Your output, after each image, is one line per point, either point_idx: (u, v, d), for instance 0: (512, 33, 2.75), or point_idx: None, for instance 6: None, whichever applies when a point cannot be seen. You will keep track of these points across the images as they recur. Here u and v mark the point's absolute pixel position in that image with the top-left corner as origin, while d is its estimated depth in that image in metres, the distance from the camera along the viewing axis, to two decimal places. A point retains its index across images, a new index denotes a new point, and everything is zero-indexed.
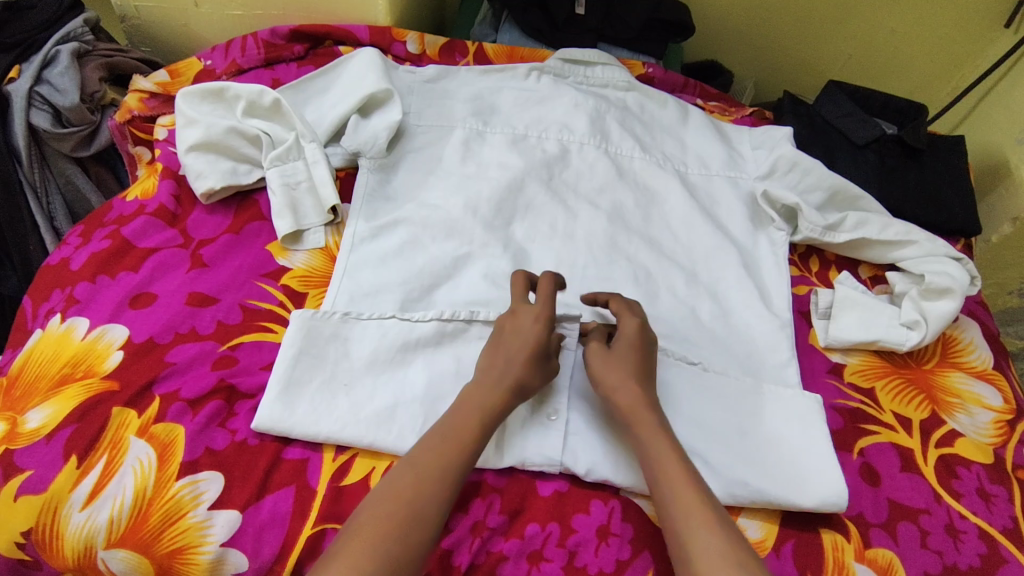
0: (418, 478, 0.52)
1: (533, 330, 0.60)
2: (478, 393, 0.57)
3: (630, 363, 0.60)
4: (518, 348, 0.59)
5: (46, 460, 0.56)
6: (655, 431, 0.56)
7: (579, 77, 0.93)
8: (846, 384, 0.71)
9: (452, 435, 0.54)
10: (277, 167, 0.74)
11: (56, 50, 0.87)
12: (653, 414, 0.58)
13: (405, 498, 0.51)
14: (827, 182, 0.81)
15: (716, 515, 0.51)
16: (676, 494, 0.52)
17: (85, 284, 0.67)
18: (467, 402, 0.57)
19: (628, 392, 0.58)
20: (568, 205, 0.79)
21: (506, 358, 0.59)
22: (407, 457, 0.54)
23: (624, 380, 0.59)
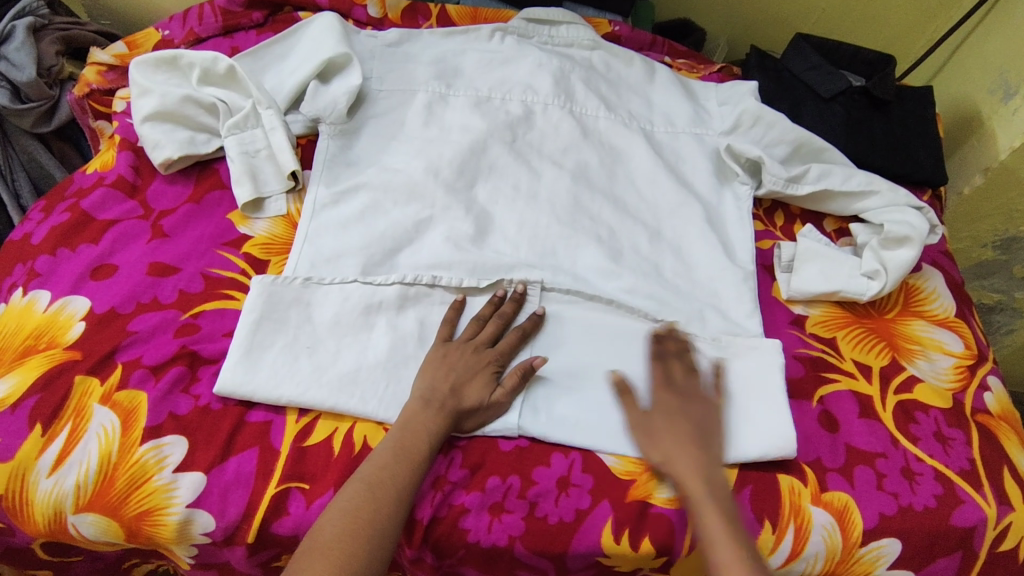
0: (374, 497, 0.53)
1: (469, 364, 0.61)
2: (422, 414, 0.58)
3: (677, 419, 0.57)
4: (458, 377, 0.60)
5: (11, 429, 0.57)
6: (710, 510, 0.51)
7: (544, 37, 0.92)
8: (808, 334, 0.72)
9: (403, 454, 0.56)
10: (235, 136, 0.73)
11: (11, 25, 0.84)
12: (704, 479, 0.53)
13: (364, 519, 0.52)
14: (791, 135, 0.80)
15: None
16: None
17: (45, 257, 0.67)
18: (414, 423, 0.57)
19: (672, 450, 0.55)
20: (532, 165, 0.79)
21: (443, 387, 0.60)
22: (359, 476, 0.55)
23: (674, 451, 0.55)
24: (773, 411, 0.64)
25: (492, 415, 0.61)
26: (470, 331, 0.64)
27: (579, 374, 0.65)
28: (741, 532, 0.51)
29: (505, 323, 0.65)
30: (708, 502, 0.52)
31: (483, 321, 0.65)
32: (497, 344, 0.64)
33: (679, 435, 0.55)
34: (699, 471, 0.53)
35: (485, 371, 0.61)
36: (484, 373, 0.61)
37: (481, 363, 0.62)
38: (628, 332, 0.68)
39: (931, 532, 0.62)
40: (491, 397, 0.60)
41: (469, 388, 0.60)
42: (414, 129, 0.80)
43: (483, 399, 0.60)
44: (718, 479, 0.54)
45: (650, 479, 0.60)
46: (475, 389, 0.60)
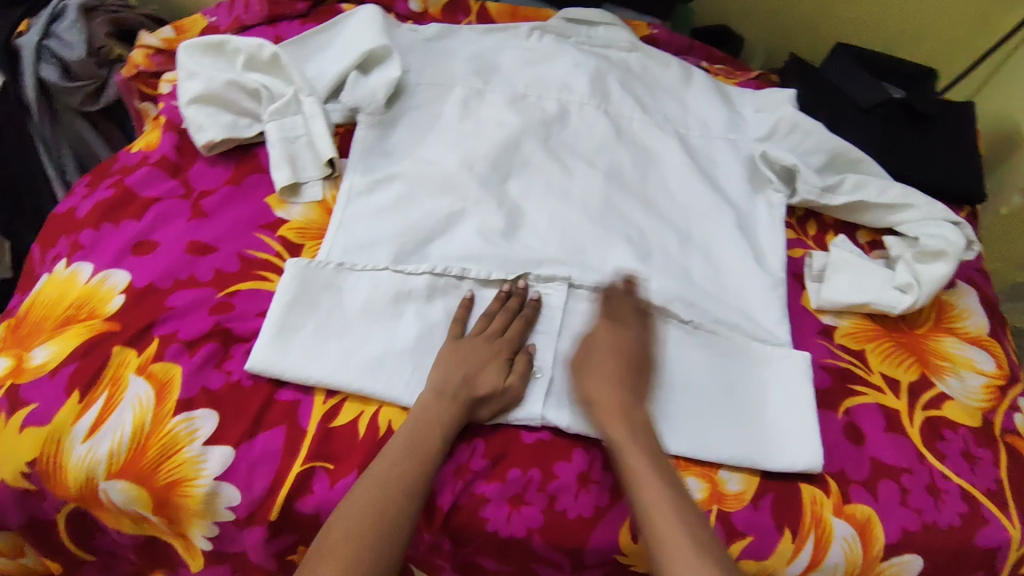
0: (388, 494, 0.54)
1: (480, 354, 0.62)
2: (435, 405, 0.59)
3: (614, 365, 0.61)
4: (470, 366, 0.61)
5: (50, 394, 0.59)
6: (630, 442, 0.57)
7: (582, 38, 0.93)
8: (837, 345, 0.71)
9: (415, 449, 0.56)
10: (276, 121, 0.75)
11: (63, 3, 0.87)
12: (624, 418, 0.59)
13: (377, 517, 0.53)
14: (828, 145, 0.80)
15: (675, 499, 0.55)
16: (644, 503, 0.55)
17: (89, 231, 0.69)
18: (426, 416, 0.58)
19: (599, 392, 0.60)
20: (565, 163, 0.80)
21: (456, 376, 0.60)
22: (372, 472, 0.55)
23: (597, 391, 0.60)
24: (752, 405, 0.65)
25: (506, 403, 0.61)
26: (480, 325, 0.65)
27: None
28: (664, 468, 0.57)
29: (513, 315, 0.66)
30: (629, 435, 0.58)
31: (493, 315, 0.66)
32: (506, 334, 0.64)
33: (608, 381, 0.60)
34: (615, 408, 0.59)
35: (496, 360, 0.62)
36: (500, 361, 0.62)
37: (493, 352, 0.63)
38: (655, 333, 0.68)
39: (953, 550, 0.61)
40: (503, 385, 0.61)
41: (480, 376, 0.61)
42: (450, 122, 0.81)
43: (496, 387, 0.60)
44: (643, 423, 0.59)
45: None
46: (487, 378, 0.61)
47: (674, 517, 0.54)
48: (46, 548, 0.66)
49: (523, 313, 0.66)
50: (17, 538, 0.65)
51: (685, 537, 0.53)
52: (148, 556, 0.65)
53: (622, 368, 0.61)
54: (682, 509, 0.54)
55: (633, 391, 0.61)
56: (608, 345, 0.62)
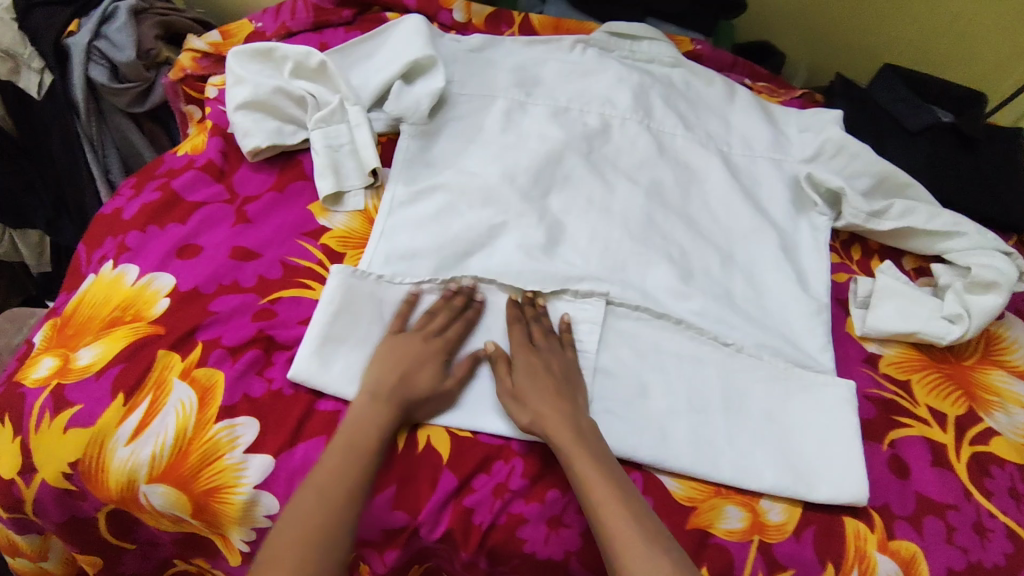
0: (330, 503, 0.53)
1: (415, 354, 0.61)
2: (377, 407, 0.58)
3: (546, 385, 0.60)
4: (407, 366, 0.60)
5: (95, 396, 0.59)
6: (581, 453, 0.56)
7: (625, 52, 0.92)
8: (881, 375, 0.70)
9: (353, 454, 0.55)
10: (322, 129, 0.75)
11: (115, 5, 0.88)
12: (574, 431, 0.57)
13: (315, 527, 0.52)
14: (874, 169, 0.78)
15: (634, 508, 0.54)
16: (604, 515, 0.53)
17: (136, 232, 0.70)
18: (365, 421, 0.57)
19: (547, 408, 0.58)
20: (607, 179, 0.79)
21: (390, 379, 0.59)
22: (311, 482, 0.54)
23: (542, 407, 0.59)
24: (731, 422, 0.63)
25: (443, 403, 0.61)
26: (419, 323, 0.64)
27: (643, 394, 0.64)
28: (619, 478, 0.56)
29: (455, 316, 0.65)
30: (579, 452, 0.56)
31: (434, 313, 0.65)
32: (446, 334, 0.64)
33: (554, 401, 0.59)
34: (567, 421, 0.58)
35: (437, 359, 0.62)
36: (513, 385, 0.61)
37: (429, 353, 0.62)
38: (696, 356, 0.67)
39: None
40: (436, 386, 0.60)
41: (416, 376, 0.60)
42: (492, 134, 0.81)
43: (434, 386, 0.60)
44: (590, 435, 0.58)
45: (711, 509, 0.59)
46: (421, 379, 0.60)
47: (634, 525, 0.53)
48: (81, 542, 0.66)
49: (562, 344, 0.65)
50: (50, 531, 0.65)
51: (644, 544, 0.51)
52: (187, 550, 0.65)
53: (560, 387, 0.60)
54: (638, 514, 0.53)
55: (574, 405, 0.60)
56: (539, 368, 0.61)
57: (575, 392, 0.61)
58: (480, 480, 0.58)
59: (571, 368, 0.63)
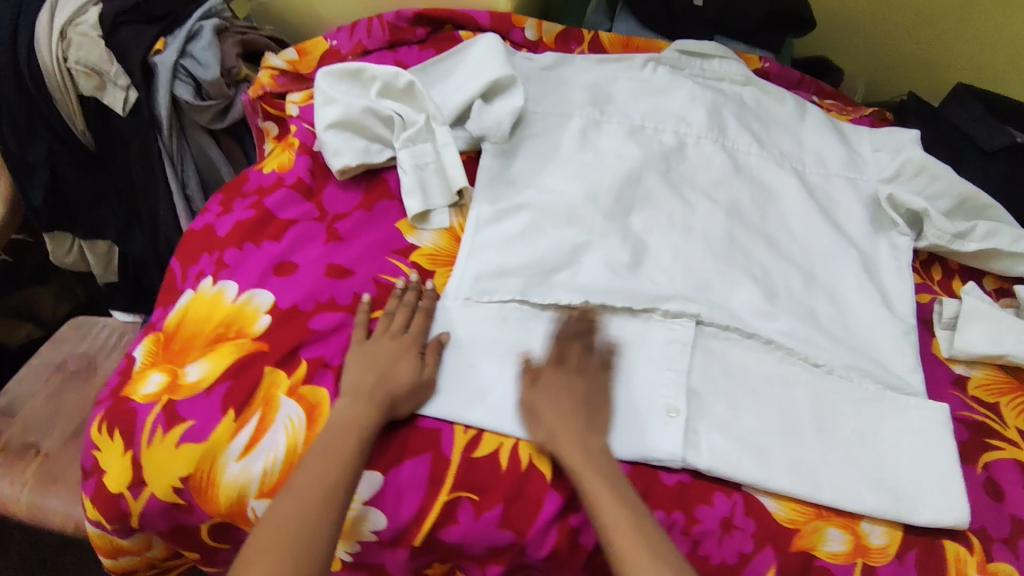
0: (304, 507, 0.54)
1: (390, 353, 0.62)
2: (355, 406, 0.59)
3: (563, 403, 0.61)
4: (383, 366, 0.61)
5: (206, 411, 0.61)
6: (587, 470, 0.57)
7: (696, 70, 0.93)
8: (970, 397, 0.70)
9: (325, 455, 0.56)
10: (408, 148, 0.76)
11: (199, 24, 0.90)
12: (583, 450, 0.58)
13: (296, 529, 0.54)
14: (956, 190, 0.79)
15: (641, 525, 0.55)
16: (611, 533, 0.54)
17: (233, 250, 0.71)
18: (345, 422, 0.58)
19: (559, 427, 0.59)
20: (686, 198, 0.79)
21: (370, 380, 0.61)
22: (290, 486, 0.56)
23: (554, 425, 0.60)
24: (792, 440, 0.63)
25: (421, 397, 0.62)
26: (383, 324, 0.65)
27: (738, 415, 0.64)
28: (627, 495, 0.57)
29: (412, 313, 0.66)
30: (593, 469, 0.57)
31: (393, 313, 0.66)
32: (411, 330, 0.65)
33: (568, 418, 0.60)
34: (574, 440, 0.58)
35: (411, 355, 0.63)
36: (536, 404, 0.61)
37: (403, 349, 0.63)
38: (787, 378, 0.67)
39: None
40: (418, 378, 0.61)
41: (395, 373, 0.61)
42: (571, 151, 0.82)
43: (415, 380, 0.61)
44: (601, 453, 0.59)
45: (813, 532, 0.60)
46: (402, 374, 0.61)
47: (639, 543, 0.54)
48: (179, 541, 0.67)
49: (602, 366, 0.65)
50: (151, 534, 0.67)
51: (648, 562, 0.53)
52: None
53: (576, 406, 0.61)
54: (649, 534, 0.54)
55: (586, 424, 0.60)
56: (559, 387, 0.62)
57: (597, 411, 0.62)
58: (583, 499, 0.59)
59: (596, 389, 0.63)
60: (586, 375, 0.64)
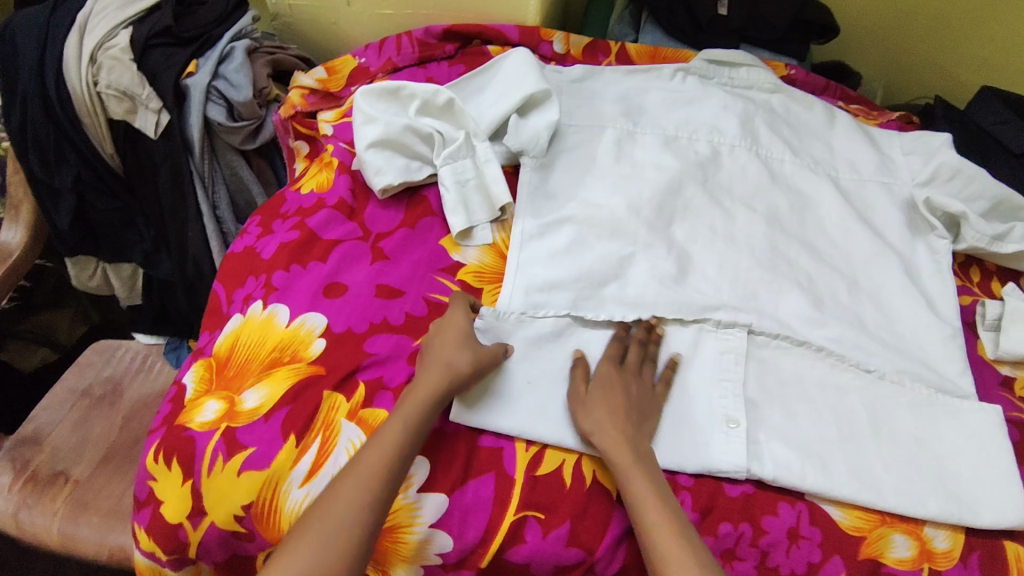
0: (358, 493, 0.54)
1: (452, 332, 0.62)
2: (420, 382, 0.59)
3: (615, 402, 0.61)
4: (445, 345, 0.61)
5: (266, 438, 0.60)
6: (635, 471, 0.57)
7: (724, 79, 0.93)
8: (1019, 398, 0.70)
9: (386, 441, 0.56)
10: (449, 165, 0.76)
11: (230, 46, 0.90)
12: (632, 451, 0.58)
13: (335, 518, 0.53)
14: (991, 192, 0.80)
15: (683, 531, 0.54)
16: (653, 535, 0.54)
17: (280, 272, 0.71)
18: (411, 406, 0.58)
19: (606, 427, 0.59)
20: (726, 207, 0.80)
21: (433, 360, 0.61)
22: (350, 469, 0.55)
23: (603, 423, 0.59)
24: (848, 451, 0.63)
25: (479, 365, 0.61)
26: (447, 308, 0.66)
27: (795, 423, 0.64)
28: (669, 500, 0.56)
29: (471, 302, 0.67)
30: (631, 465, 0.57)
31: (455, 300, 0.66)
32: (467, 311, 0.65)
33: (622, 418, 0.60)
34: (624, 441, 0.58)
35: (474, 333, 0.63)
36: (576, 405, 0.61)
37: (463, 328, 0.63)
38: (840, 384, 0.67)
39: None
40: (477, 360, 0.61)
41: (455, 354, 0.61)
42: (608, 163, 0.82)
43: (473, 361, 0.61)
44: (647, 455, 0.58)
45: (879, 538, 0.60)
46: (461, 354, 0.61)
47: (680, 546, 0.53)
48: None
49: (628, 363, 0.65)
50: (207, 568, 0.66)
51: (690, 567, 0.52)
52: None
53: (632, 409, 0.61)
54: (692, 542, 0.54)
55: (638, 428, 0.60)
56: (614, 386, 0.62)
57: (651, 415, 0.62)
58: None
59: (648, 396, 0.63)
60: (639, 378, 0.64)
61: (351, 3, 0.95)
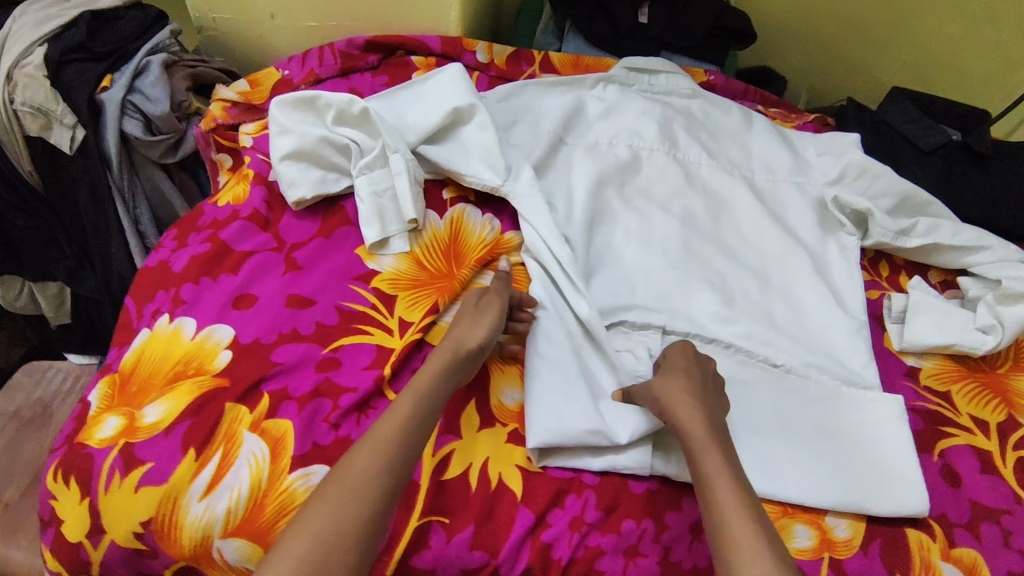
0: (374, 459, 0.52)
1: (471, 312, 0.64)
2: (433, 358, 0.60)
3: (691, 376, 0.60)
4: (465, 323, 0.63)
5: (166, 453, 0.59)
6: (705, 443, 0.55)
7: (644, 86, 0.95)
8: (923, 387, 0.72)
9: (397, 413, 0.55)
10: (366, 175, 0.76)
11: (146, 60, 0.90)
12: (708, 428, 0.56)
13: (353, 481, 0.51)
14: (897, 188, 0.82)
15: (755, 511, 0.50)
16: (719, 512, 0.50)
17: (189, 285, 0.70)
18: (421, 379, 0.58)
19: (676, 397, 0.58)
20: (642, 211, 0.81)
21: (457, 338, 0.62)
22: (366, 438, 0.54)
23: (676, 393, 0.58)
24: (752, 445, 0.64)
25: (492, 342, 0.63)
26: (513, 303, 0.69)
27: None
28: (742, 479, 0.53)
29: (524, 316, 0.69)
30: (703, 428, 0.56)
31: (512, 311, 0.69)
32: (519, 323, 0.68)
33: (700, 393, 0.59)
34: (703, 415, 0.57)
35: (491, 311, 0.64)
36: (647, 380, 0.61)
37: (487, 308, 0.64)
38: (748, 382, 0.69)
39: None
40: (488, 342, 0.63)
41: (472, 333, 0.62)
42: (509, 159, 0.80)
43: (484, 341, 0.62)
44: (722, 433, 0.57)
45: (782, 529, 0.61)
46: (478, 333, 0.62)
47: (752, 526, 0.49)
48: None
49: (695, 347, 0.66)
50: None
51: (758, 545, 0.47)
52: None
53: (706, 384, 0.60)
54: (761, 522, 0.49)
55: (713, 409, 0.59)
56: (693, 364, 0.62)
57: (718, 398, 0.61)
58: (555, 514, 0.59)
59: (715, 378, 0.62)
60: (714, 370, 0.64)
61: (275, 16, 0.95)
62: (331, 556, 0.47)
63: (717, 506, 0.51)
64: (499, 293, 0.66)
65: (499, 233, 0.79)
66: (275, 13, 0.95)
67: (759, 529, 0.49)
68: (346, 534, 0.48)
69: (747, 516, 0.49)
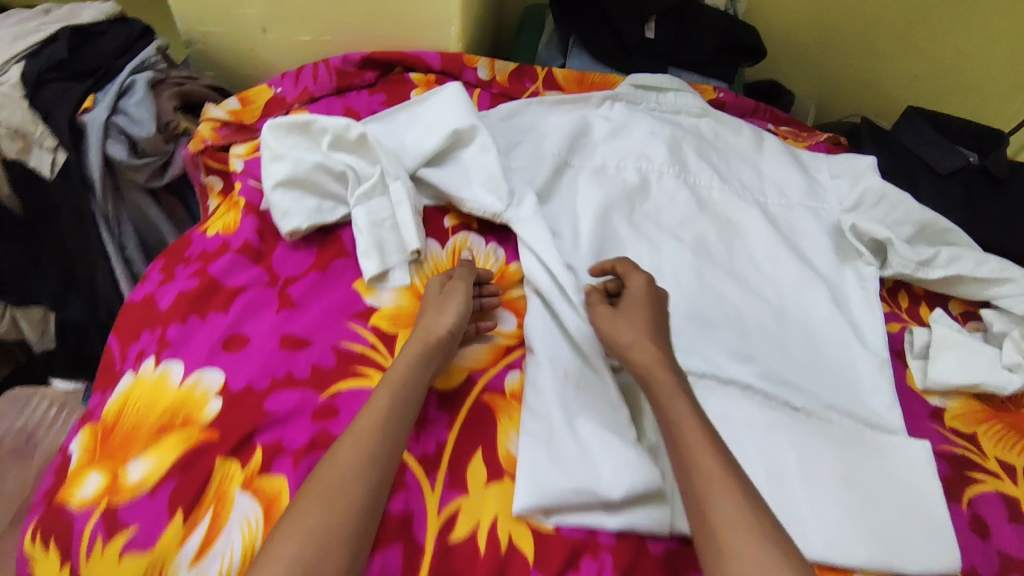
0: (356, 454, 0.51)
1: (437, 301, 0.64)
2: (406, 350, 0.59)
3: (643, 319, 0.62)
4: (432, 312, 0.63)
5: (150, 515, 0.55)
6: (676, 401, 0.56)
7: (652, 103, 0.91)
8: (949, 429, 0.69)
9: (376, 407, 0.54)
10: (363, 205, 0.73)
11: (130, 79, 0.86)
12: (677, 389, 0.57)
13: (337, 476, 0.50)
14: (916, 216, 0.79)
15: (737, 476, 0.52)
16: (699, 485, 0.51)
17: (176, 326, 0.67)
18: (395, 373, 0.57)
19: (644, 352, 0.60)
20: (652, 239, 0.78)
21: (426, 327, 0.61)
22: (345, 436, 0.53)
23: (636, 340, 0.61)
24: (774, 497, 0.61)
25: (460, 326, 0.62)
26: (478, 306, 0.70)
27: None
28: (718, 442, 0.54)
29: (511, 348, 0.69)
30: (675, 392, 0.57)
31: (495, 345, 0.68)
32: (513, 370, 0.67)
33: (661, 347, 0.60)
34: (665, 366, 0.59)
35: (456, 295, 0.64)
36: (607, 331, 0.63)
37: (453, 295, 0.64)
38: (769, 426, 0.65)
39: None
40: (459, 326, 0.62)
41: (439, 320, 0.62)
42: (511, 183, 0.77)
43: (453, 325, 0.61)
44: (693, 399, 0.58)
45: None
46: (445, 317, 0.62)
47: (735, 495, 0.50)
48: None
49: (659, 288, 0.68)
50: None
51: (743, 512, 0.49)
52: None
53: (660, 326, 0.63)
54: (747, 494, 0.51)
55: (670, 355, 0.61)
56: (647, 301, 0.64)
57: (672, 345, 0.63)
58: None
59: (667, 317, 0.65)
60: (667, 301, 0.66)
61: (267, 30, 0.91)
62: (327, 553, 0.46)
63: (696, 478, 0.51)
64: (461, 279, 0.67)
65: (503, 263, 0.75)
66: (267, 27, 0.90)
67: (742, 494, 0.50)
68: (338, 530, 0.48)
69: (733, 488, 0.50)
